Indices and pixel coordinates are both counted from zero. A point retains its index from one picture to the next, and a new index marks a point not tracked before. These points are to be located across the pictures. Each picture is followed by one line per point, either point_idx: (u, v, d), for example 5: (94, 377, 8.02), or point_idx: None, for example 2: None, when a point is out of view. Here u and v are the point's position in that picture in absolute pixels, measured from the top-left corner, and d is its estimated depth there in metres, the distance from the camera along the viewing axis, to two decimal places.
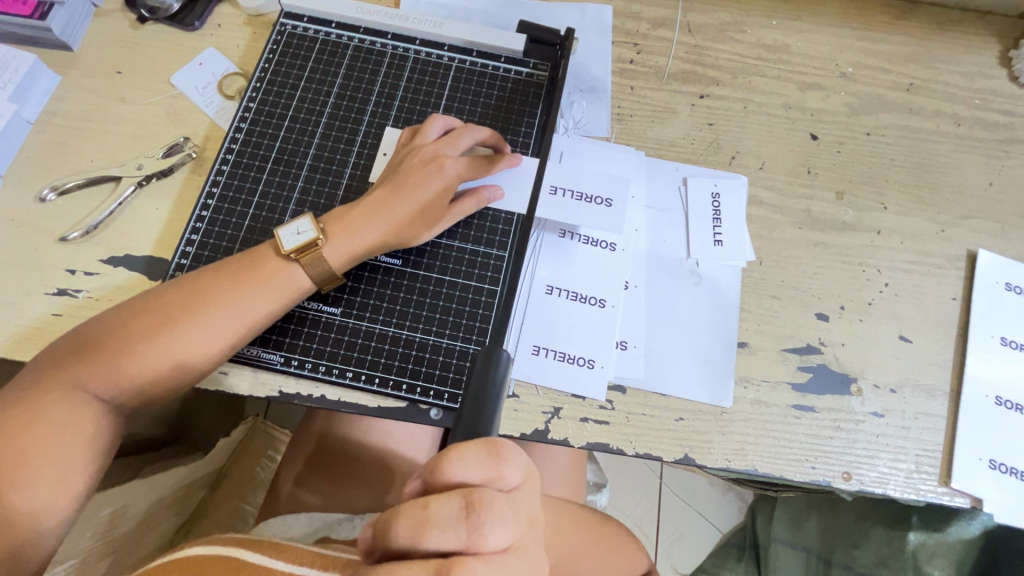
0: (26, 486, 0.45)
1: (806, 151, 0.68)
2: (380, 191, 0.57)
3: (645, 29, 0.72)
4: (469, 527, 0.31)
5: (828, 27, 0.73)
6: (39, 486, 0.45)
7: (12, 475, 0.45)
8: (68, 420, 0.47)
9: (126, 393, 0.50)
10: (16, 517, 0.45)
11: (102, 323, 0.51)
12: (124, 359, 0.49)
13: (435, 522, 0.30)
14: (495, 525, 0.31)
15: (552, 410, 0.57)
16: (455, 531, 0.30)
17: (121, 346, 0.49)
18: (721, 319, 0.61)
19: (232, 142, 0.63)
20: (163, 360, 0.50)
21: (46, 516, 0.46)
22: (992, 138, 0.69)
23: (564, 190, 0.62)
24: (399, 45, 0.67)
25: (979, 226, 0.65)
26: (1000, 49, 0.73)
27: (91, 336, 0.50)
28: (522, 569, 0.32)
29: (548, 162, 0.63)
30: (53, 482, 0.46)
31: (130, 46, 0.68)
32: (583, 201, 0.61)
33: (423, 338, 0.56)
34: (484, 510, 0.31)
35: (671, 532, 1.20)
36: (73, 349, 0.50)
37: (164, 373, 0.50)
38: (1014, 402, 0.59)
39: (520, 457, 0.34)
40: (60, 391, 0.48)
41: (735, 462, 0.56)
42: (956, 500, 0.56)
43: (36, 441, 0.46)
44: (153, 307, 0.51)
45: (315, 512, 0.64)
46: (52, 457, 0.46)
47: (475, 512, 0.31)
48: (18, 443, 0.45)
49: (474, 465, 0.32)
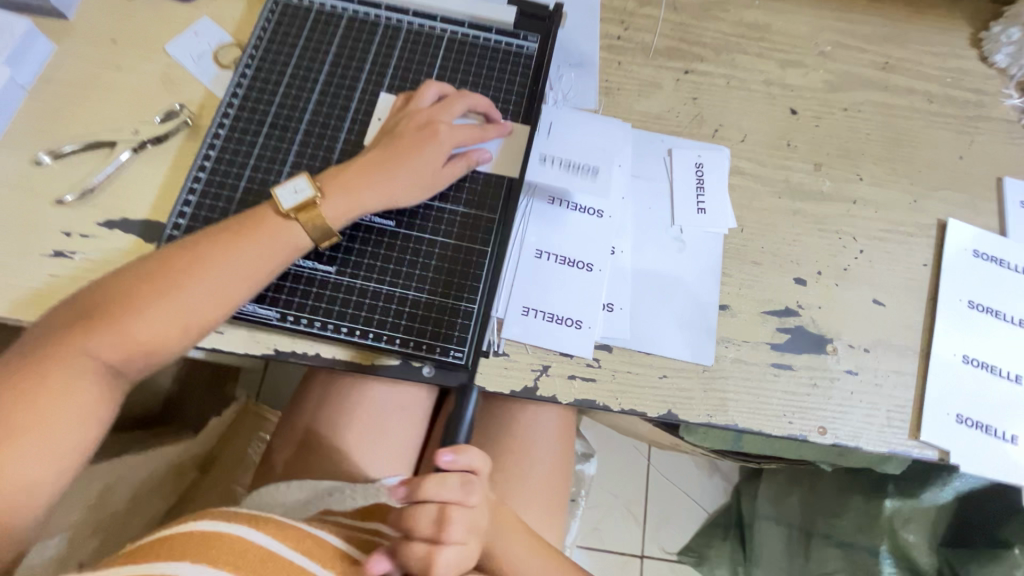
0: (28, 448, 0.46)
1: (786, 125, 0.70)
2: (375, 153, 0.59)
3: (632, 7, 0.74)
4: (463, 491, 0.50)
5: (808, 9, 0.76)
6: (47, 449, 0.46)
7: (13, 439, 0.45)
8: (72, 384, 0.48)
9: (133, 357, 0.51)
10: (23, 480, 0.45)
11: (102, 289, 0.51)
12: (129, 323, 0.50)
13: (442, 486, 0.50)
14: (475, 493, 0.51)
15: (540, 368, 0.59)
16: (455, 492, 0.50)
17: (124, 311, 0.50)
18: (703, 283, 0.63)
19: (228, 106, 0.64)
20: (167, 322, 0.51)
21: (51, 475, 0.47)
22: (962, 114, 0.72)
23: (554, 159, 0.65)
24: (392, 16, 0.68)
25: (949, 198, 0.68)
26: (970, 31, 0.76)
27: (91, 304, 0.50)
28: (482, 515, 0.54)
29: (540, 133, 0.67)
30: (55, 443, 0.47)
31: (126, 15, 0.69)
32: (573, 170, 0.65)
33: (415, 296, 0.58)
34: (473, 483, 0.51)
35: (659, 513, 1.22)
36: (70, 318, 0.50)
37: (173, 334, 0.51)
38: (980, 360, 0.62)
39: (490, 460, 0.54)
40: (62, 358, 0.48)
41: (717, 417, 0.59)
42: (924, 452, 0.59)
43: (40, 407, 0.47)
44: (153, 272, 0.51)
45: (306, 480, 0.66)
46: (57, 421, 0.47)
47: (467, 484, 0.51)
48: (21, 408, 0.46)
49: (469, 456, 0.51)
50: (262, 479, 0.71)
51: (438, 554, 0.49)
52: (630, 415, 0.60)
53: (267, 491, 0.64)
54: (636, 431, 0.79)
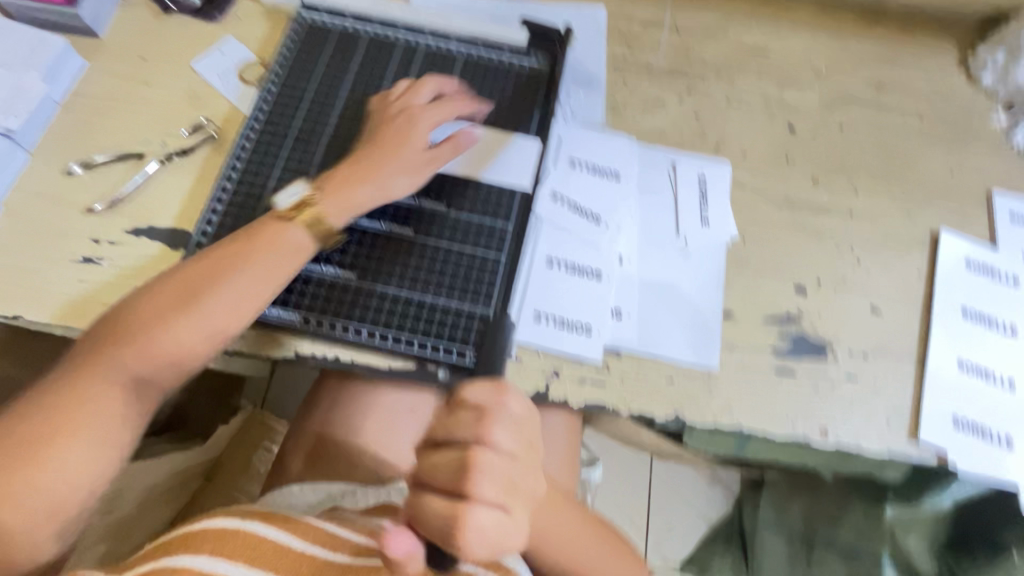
0: (67, 456, 0.48)
1: (785, 142, 0.74)
2: (361, 152, 0.62)
3: (636, 29, 0.78)
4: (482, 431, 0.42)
5: (804, 31, 0.80)
6: (85, 455, 0.49)
7: (54, 446, 0.48)
8: (104, 395, 0.50)
9: (165, 367, 0.53)
10: (66, 485, 0.48)
11: (130, 306, 0.53)
12: (156, 334, 0.52)
13: (456, 424, 0.42)
14: (501, 432, 0.42)
15: (552, 372, 0.61)
16: (473, 429, 0.42)
17: (153, 323, 0.52)
18: (708, 290, 0.66)
19: (255, 120, 0.67)
20: (192, 332, 0.53)
21: (92, 480, 0.49)
22: (952, 131, 0.76)
23: (580, 163, 0.69)
24: (410, 37, 0.72)
25: (941, 210, 0.72)
26: (958, 53, 0.80)
27: (120, 321, 0.53)
28: (525, 471, 0.43)
29: (561, 141, 0.71)
30: (92, 452, 0.49)
31: (154, 34, 0.72)
32: (596, 174, 0.69)
33: (432, 300, 0.60)
34: (493, 419, 0.42)
35: (661, 524, 1.22)
36: (103, 333, 0.53)
37: (200, 343, 0.53)
38: (975, 366, 0.65)
39: (522, 396, 0.44)
40: (96, 372, 0.51)
41: (722, 420, 0.61)
42: (923, 454, 0.61)
43: (78, 417, 0.49)
44: (175, 286, 0.54)
45: (320, 482, 0.69)
46: (93, 428, 0.49)
47: (486, 421, 0.42)
48: (60, 420, 0.49)
49: (480, 389, 0.43)
50: (277, 481, 0.73)
51: (468, 512, 0.40)
52: (638, 418, 0.62)
53: (282, 491, 0.68)
54: (640, 439, 0.80)
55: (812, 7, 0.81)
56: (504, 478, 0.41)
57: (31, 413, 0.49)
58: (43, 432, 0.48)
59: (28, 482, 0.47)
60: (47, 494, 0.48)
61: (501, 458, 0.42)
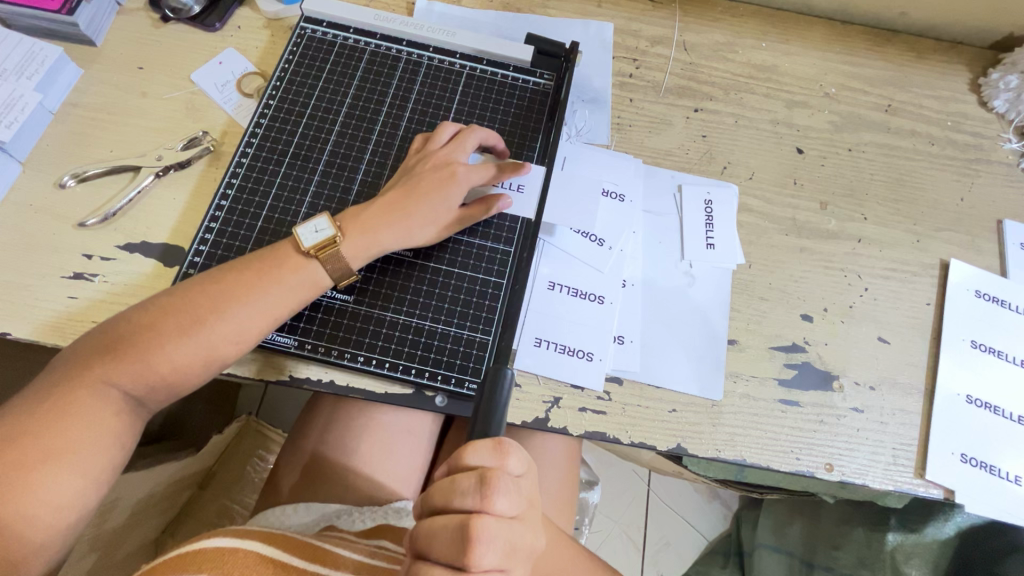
0: (51, 477, 0.46)
1: (793, 164, 0.72)
2: (396, 192, 0.59)
3: (643, 46, 0.76)
4: (481, 496, 0.40)
5: (814, 51, 0.78)
6: (71, 476, 0.47)
7: (38, 469, 0.46)
8: (96, 414, 0.49)
9: (153, 388, 0.52)
10: (44, 508, 0.46)
11: (130, 322, 0.52)
12: (152, 357, 0.50)
13: (455, 490, 0.40)
14: (502, 496, 0.40)
15: (552, 400, 0.60)
16: (472, 495, 0.40)
17: (148, 345, 0.51)
18: (711, 319, 0.64)
19: (252, 135, 0.65)
20: (191, 357, 0.52)
21: (72, 505, 0.47)
22: (962, 157, 0.74)
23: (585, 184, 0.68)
24: (413, 52, 0.71)
25: (951, 238, 0.70)
26: (970, 76, 0.79)
27: (117, 336, 0.51)
28: (528, 533, 0.42)
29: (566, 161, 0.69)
30: (75, 474, 0.47)
31: (152, 43, 0.71)
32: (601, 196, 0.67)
33: (432, 326, 0.59)
34: (494, 484, 0.40)
35: (658, 539, 1.20)
36: (94, 349, 0.50)
37: (193, 368, 0.52)
38: (983, 401, 0.63)
39: (521, 451, 0.43)
40: (87, 389, 0.49)
41: (725, 451, 0.60)
42: (930, 491, 0.60)
43: (64, 438, 0.47)
44: (179, 306, 0.52)
45: (313, 503, 0.65)
46: (83, 448, 0.48)
47: (486, 485, 0.40)
48: (44, 439, 0.46)
49: (480, 454, 0.41)
50: (266, 502, 0.69)
51: None
52: (640, 448, 0.60)
53: (274, 512, 0.65)
54: (641, 458, 0.79)
55: (823, 26, 0.80)
56: (507, 544, 0.39)
57: (10, 433, 0.46)
58: (26, 453, 0.46)
59: (6, 503, 0.44)
60: (22, 516, 0.45)
61: (504, 523, 0.40)
